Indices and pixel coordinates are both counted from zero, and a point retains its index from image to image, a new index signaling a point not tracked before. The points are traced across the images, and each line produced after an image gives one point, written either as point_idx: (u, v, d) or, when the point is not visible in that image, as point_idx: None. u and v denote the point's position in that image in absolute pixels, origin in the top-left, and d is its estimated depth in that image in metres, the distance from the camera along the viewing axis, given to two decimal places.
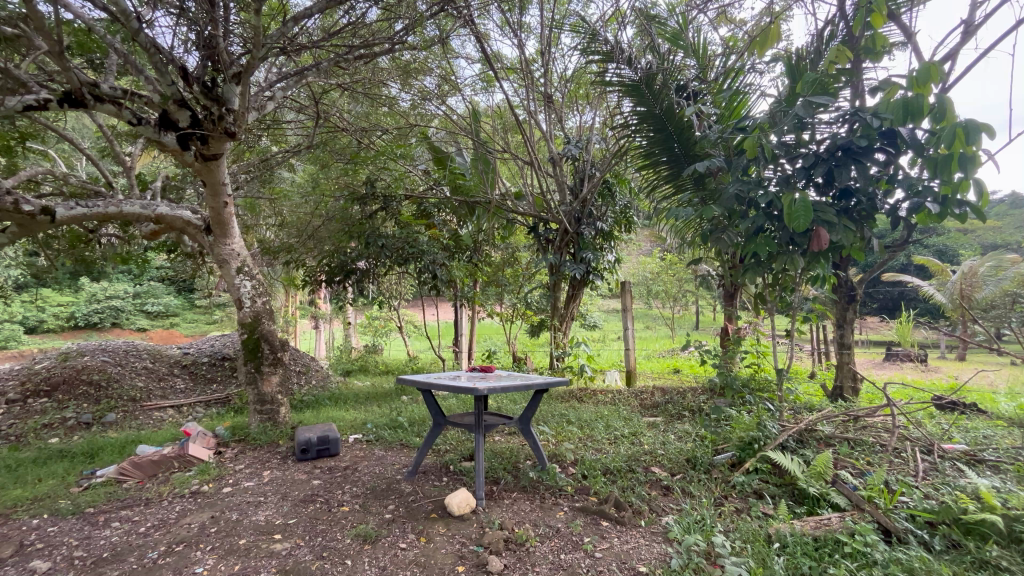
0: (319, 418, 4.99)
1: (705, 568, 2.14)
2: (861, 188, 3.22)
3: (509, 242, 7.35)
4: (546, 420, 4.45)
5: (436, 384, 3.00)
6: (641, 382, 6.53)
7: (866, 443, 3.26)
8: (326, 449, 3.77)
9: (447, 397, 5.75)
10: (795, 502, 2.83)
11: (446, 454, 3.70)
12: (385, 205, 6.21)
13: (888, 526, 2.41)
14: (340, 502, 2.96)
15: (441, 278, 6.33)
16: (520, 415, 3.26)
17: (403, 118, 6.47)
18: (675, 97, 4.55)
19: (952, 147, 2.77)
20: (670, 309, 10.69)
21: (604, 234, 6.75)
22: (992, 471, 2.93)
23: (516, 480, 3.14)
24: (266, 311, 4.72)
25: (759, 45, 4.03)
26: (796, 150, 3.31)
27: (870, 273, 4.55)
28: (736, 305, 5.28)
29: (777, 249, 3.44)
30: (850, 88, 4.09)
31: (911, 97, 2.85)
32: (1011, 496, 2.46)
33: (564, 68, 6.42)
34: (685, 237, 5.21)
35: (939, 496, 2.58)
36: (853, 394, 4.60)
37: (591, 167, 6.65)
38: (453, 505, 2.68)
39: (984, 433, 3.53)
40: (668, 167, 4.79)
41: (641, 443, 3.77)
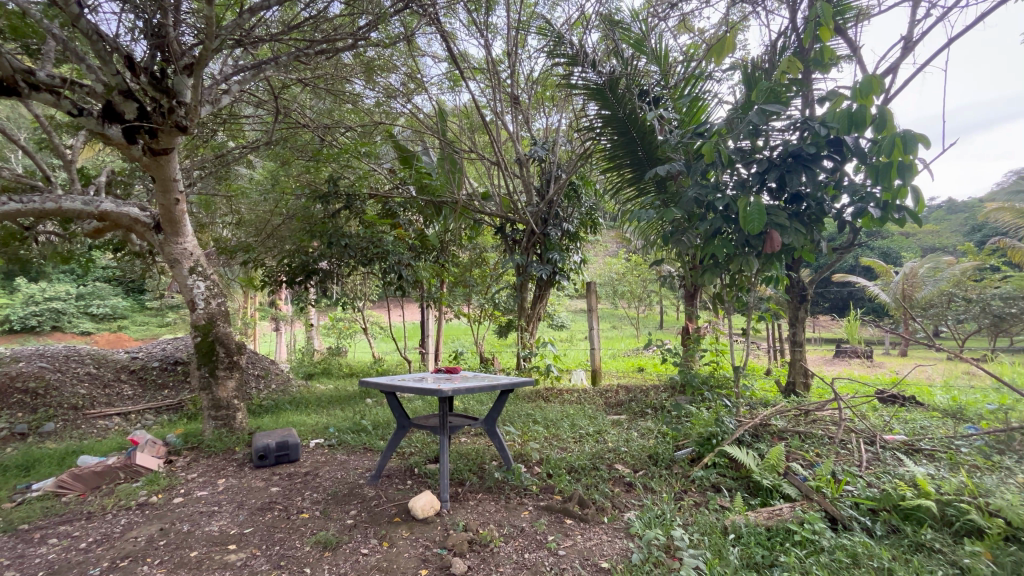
0: (279, 423, 4.83)
1: (665, 562, 2.20)
2: (811, 193, 3.38)
3: (476, 243, 7.33)
4: (512, 421, 4.47)
5: (400, 386, 2.95)
6: (606, 381, 6.63)
7: (815, 436, 3.41)
8: (285, 455, 3.66)
9: (412, 399, 5.68)
10: (750, 494, 2.93)
11: (411, 456, 3.65)
12: (348, 204, 6.05)
13: (834, 514, 2.53)
14: (299, 509, 2.87)
15: (407, 279, 6.25)
16: (486, 416, 3.26)
17: (367, 116, 6.36)
18: (638, 102, 4.66)
19: (892, 156, 2.95)
20: (635, 309, 10.90)
21: (570, 235, 6.83)
22: (927, 459, 3.13)
23: (481, 481, 3.14)
24: (221, 313, 4.53)
25: (717, 53, 4.18)
26: (752, 156, 3.44)
27: (819, 274, 4.79)
28: (696, 305, 5.45)
29: (734, 251, 3.56)
30: (801, 97, 4.28)
31: (856, 108, 3.02)
32: (944, 483, 2.63)
33: (531, 70, 6.48)
34: (649, 238, 5.34)
35: (881, 484, 2.74)
36: (805, 389, 4.81)
37: (558, 168, 6.72)
38: (417, 509, 2.64)
39: (921, 424, 3.78)
40: (632, 170, 4.91)
41: (606, 441, 3.83)
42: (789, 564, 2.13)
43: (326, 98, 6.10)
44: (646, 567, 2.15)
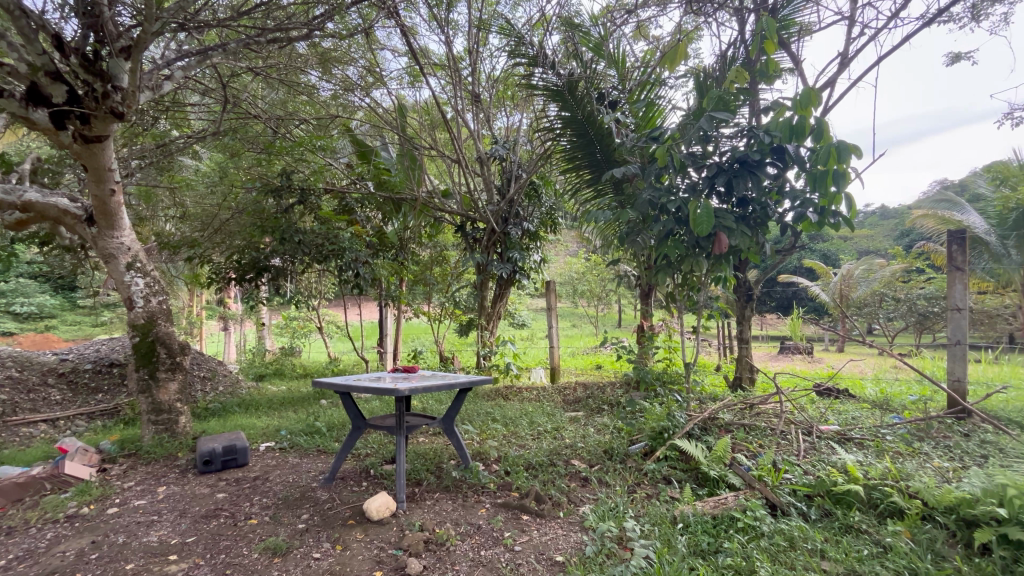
0: (226, 427, 4.63)
1: (617, 553, 2.26)
2: (756, 197, 3.55)
3: (437, 241, 7.24)
4: (472, 419, 4.46)
5: (355, 386, 2.89)
6: (565, 378, 6.72)
7: (758, 427, 3.60)
8: (232, 460, 3.50)
9: (369, 399, 5.57)
10: (698, 484, 3.05)
11: (367, 457, 3.59)
12: (303, 200, 5.85)
13: (774, 501, 2.68)
14: (247, 515, 2.76)
15: (365, 277, 6.12)
16: (444, 415, 3.24)
17: (323, 109, 6.21)
18: (596, 104, 4.77)
19: (828, 164, 3.15)
20: (594, 308, 11.10)
21: (530, 234, 6.89)
22: (858, 447, 3.36)
23: (439, 481, 3.12)
24: (163, 311, 4.28)
25: (671, 61, 4.33)
26: (703, 160, 3.57)
27: (765, 274, 5.04)
28: (650, 304, 5.63)
29: (686, 251, 3.70)
30: (748, 107, 4.49)
31: (796, 117, 3.21)
32: (871, 468, 2.84)
33: (492, 68, 6.48)
34: (606, 238, 5.46)
35: (816, 471, 2.92)
36: (750, 383, 5.06)
37: (518, 168, 6.76)
38: (372, 510, 2.60)
39: (852, 415, 4.06)
40: (590, 171, 5.02)
41: (563, 437, 3.91)
42: (732, 550, 2.24)
43: (279, 88, 5.88)
44: (600, 559, 2.20)
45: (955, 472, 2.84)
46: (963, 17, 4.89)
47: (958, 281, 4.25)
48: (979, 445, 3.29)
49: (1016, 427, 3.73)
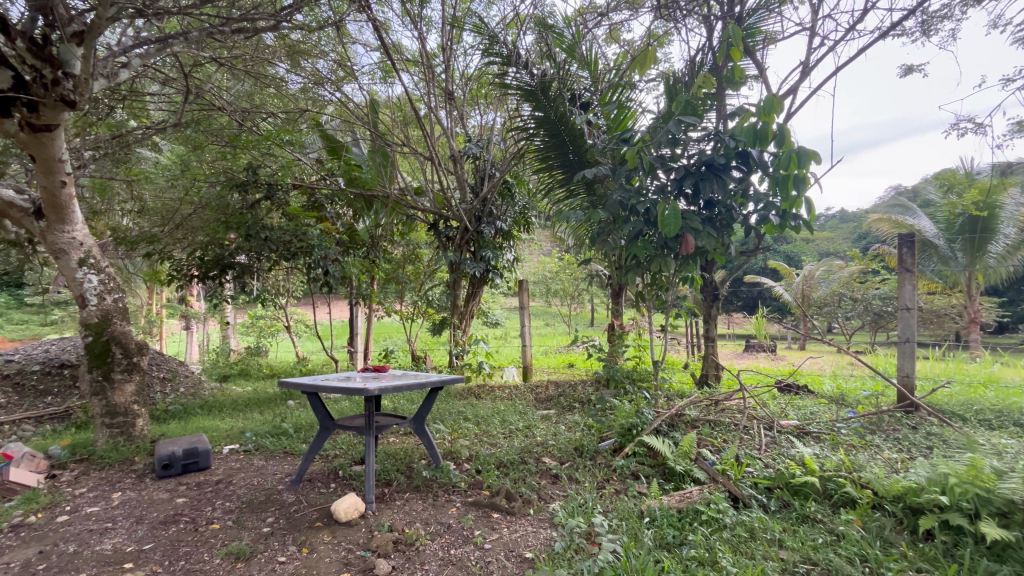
0: (188, 429, 4.47)
1: (585, 548, 2.30)
2: (722, 200, 3.65)
3: (409, 239, 7.18)
4: (443, 418, 4.44)
5: (323, 386, 2.84)
6: (537, 377, 6.77)
7: (723, 423, 3.71)
8: (193, 463, 3.39)
9: (339, 399, 5.47)
10: (664, 479, 3.12)
11: (335, 458, 3.53)
12: (269, 195, 5.68)
13: (736, 494, 2.78)
14: (209, 520, 2.68)
15: (334, 275, 6.00)
16: (414, 415, 3.21)
17: (292, 102, 6.05)
18: (568, 105, 4.82)
19: (789, 169, 3.27)
20: (567, 307, 11.20)
21: (503, 233, 6.90)
22: (815, 440, 3.51)
23: (409, 481, 3.10)
24: (119, 309, 4.10)
25: (641, 65, 4.41)
26: (671, 163, 3.66)
27: (730, 274, 5.19)
28: (621, 304, 5.73)
29: (654, 252, 3.79)
30: (715, 112, 4.62)
31: (759, 122, 3.32)
32: (827, 461, 2.96)
33: (466, 66, 6.45)
34: (578, 238, 5.52)
35: (775, 464, 3.03)
36: (716, 380, 5.20)
37: (492, 167, 6.76)
38: (340, 512, 2.56)
39: (811, 410, 4.24)
40: (563, 171, 5.07)
41: (534, 435, 3.93)
42: (695, 542, 2.31)
43: (245, 80, 5.71)
44: (568, 554, 2.23)
45: (902, 463, 3.01)
46: (915, 32, 5.16)
47: (908, 282, 4.49)
48: (924, 437, 3.49)
49: (958, 420, 3.97)
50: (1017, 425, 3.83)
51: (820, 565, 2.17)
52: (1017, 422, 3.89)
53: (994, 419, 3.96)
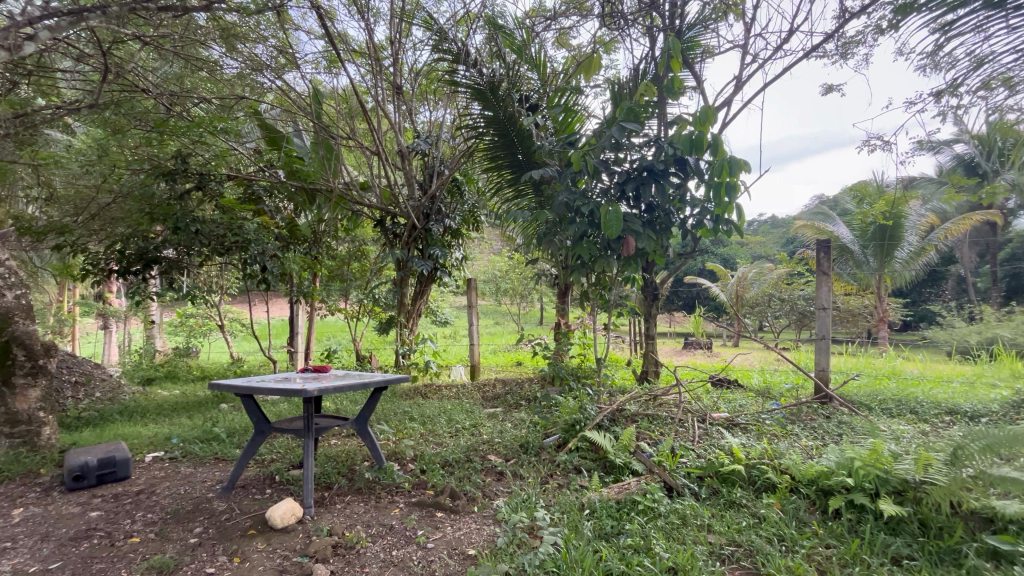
0: (105, 437, 4.12)
1: (527, 542, 2.34)
2: (660, 204, 3.81)
3: (355, 235, 7.02)
4: (388, 419, 4.36)
5: (258, 387, 2.72)
6: (484, 376, 6.79)
7: (660, 417, 3.89)
8: (110, 473, 3.13)
9: (277, 402, 5.23)
10: (605, 472, 3.23)
11: (272, 463, 3.38)
12: (201, 185, 5.38)
13: (671, 483, 2.93)
14: (127, 534, 2.49)
15: (273, 271, 5.66)
16: (357, 416, 3.14)
17: (227, 87, 5.70)
18: (517, 105, 4.87)
19: (721, 176, 3.47)
20: (517, 306, 11.29)
21: (451, 231, 6.86)
22: (742, 431, 3.76)
23: (350, 483, 3.02)
24: (21, 306, 3.72)
25: (587, 70, 4.54)
26: (613, 167, 3.80)
27: (669, 275, 5.44)
28: (567, 303, 5.86)
29: (598, 253, 3.93)
30: (658, 119, 4.82)
31: (695, 132, 3.50)
32: (751, 450, 3.18)
33: (415, 60, 6.33)
34: (526, 237, 5.57)
35: (706, 454, 3.22)
36: (655, 376, 5.44)
37: (440, 164, 6.71)
38: (275, 518, 2.46)
39: (739, 403, 4.54)
40: (511, 171, 5.15)
41: (480, 433, 3.95)
42: (632, 531, 2.41)
43: (174, 61, 5.25)
44: (511, 549, 2.27)
45: (816, 449, 3.29)
46: (834, 54, 5.63)
47: (825, 284, 4.91)
48: (836, 425, 3.83)
49: (864, 409, 4.39)
50: (912, 412, 4.29)
51: (743, 546, 2.34)
52: (913, 410, 4.35)
53: (894, 407, 4.42)
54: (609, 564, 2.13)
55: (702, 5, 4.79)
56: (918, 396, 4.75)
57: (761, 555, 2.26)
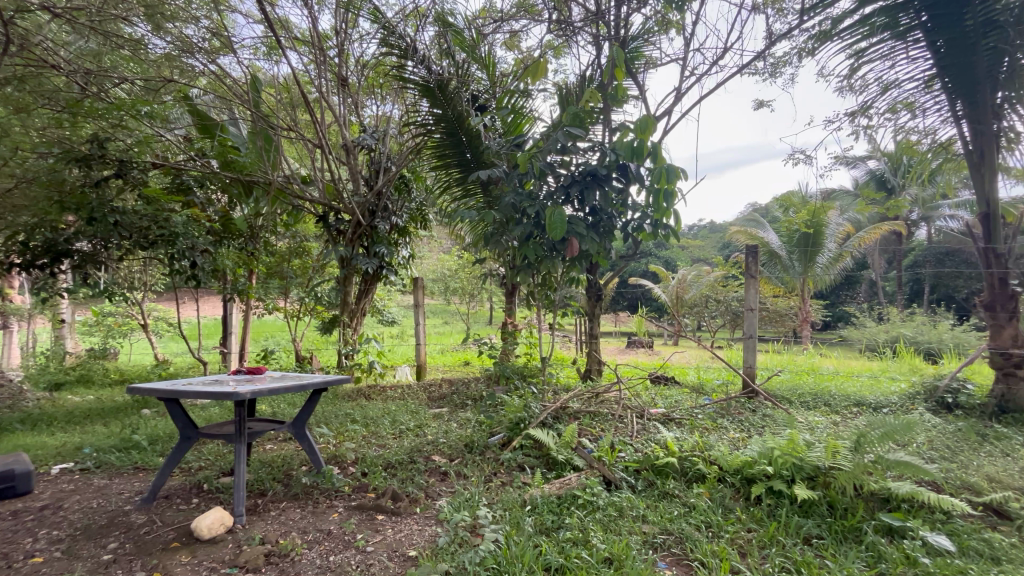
0: (3, 448, 3.71)
1: (469, 540, 2.34)
2: (603, 208, 3.93)
3: (295, 231, 6.74)
4: (328, 421, 4.22)
5: (183, 391, 2.56)
6: (430, 375, 6.72)
7: (601, 414, 4.03)
8: (8, 488, 2.83)
9: (207, 406, 4.93)
10: (548, 469, 3.30)
11: (199, 471, 3.19)
12: (121, 173, 4.90)
13: (609, 477, 3.04)
14: (29, 553, 2.27)
15: (204, 268, 5.33)
16: (294, 419, 3.03)
17: (153, 69, 5.31)
18: (466, 105, 4.88)
19: (660, 183, 3.63)
20: (466, 305, 11.24)
21: (398, 229, 6.73)
22: (677, 425, 3.97)
23: (286, 489, 2.91)
24: None
25: (535, 74, 4.63)
26: (559, 170, 3.88)
27: (612, 277, 5.63)
28: (514, 303, 5.93)
29: (543, 254, 4.00)
30: (603, 125, 4.97)
31: (636, 139, 3.65)
32: (684, 443, 3.36)
33: (362, 52, 6.14)
34: (474, 236, 5.58)
35: (643, 448, 3.36)
36: (598, 374, 5.61)
37: (387, 160, 6.56)
38: (202, 528, 2.33)
39: (676, 399, 4.77)
40: (459, 170, 5.16)
41: (425, 434, 3.92)
42: (571, 525, 2.48)
43: (90, 36, 4.77)
44: (452, 547, 2.27)
45: (742, 440, 3.52)
46: (765, 72, 6.04)
47: (753, 286, 5.26)
48: (760, 417, 4.12)
49: (786, 402, 4.75)
50: (826, 404, 4.70)
51: (674, 533, 2.48)
52: (827, 402, 4.76)
53: (812, 400, 4.81)
54: (548, 558, 2.18)
55: (646, 17, 5.00)
56: (833, 389, 5.19)
57: (690, 541, 2.40)
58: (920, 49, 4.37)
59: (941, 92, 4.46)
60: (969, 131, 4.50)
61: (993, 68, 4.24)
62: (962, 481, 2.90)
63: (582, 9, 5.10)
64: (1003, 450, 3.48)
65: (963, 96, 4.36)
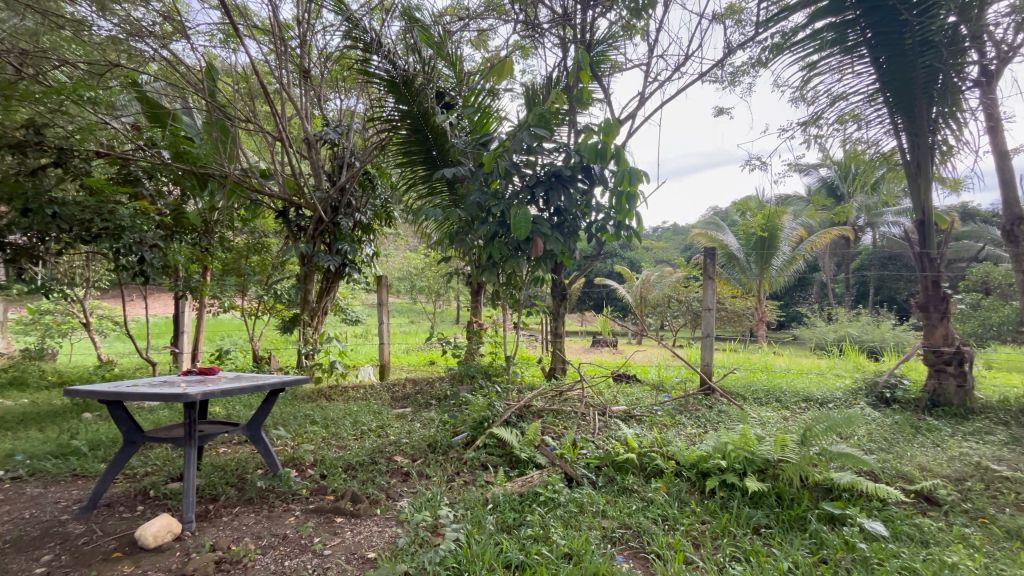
0: None
1: (429, 540, 2.33)
2: (568, 208, 3.97)
3: (254, 227, 6.51)
4: (286, 423, 4.10)
5: (127, 393, 2.42)
6: (394, 375, 6.63)
7: (564, 412, 4.08)
8: None
9: (154, 408, 4.69)
10: (510, 467, 3.32)
11: (145, 477, 3.03)
12: (60, 162, 4.50)
13: (571, 474, 3.08)
14: None
15: (153, 264, 5.06)
16: (249, 421, 2.92)
17: (98, 52, 5.02)
18: (432, 102, 4.84)
19: (623, 184, 3.69)
20: (432, 304, 11.14)
21: (362, 226, 6.60)
22: (637, 422, 4.07)
23: (240, 494, 2.81)
24: None
25: (501, 73, 4.63)
26: (524, 170, 3.90)
27: (577, 276, 5.70)
28: (480, 302, 5.92)
29: (508, 254, 4.02)
30: (568, 126, 5.03)
31: (600, 142, 3.71)
32: (643, 439, 3.45)
33: (326, 44, 5.98)
34: (440, 234, 5.54)
35: (605, 444, 3.43)
36: (562, 372, 5.68)
37: (351, 155, 6.42)
38: (147, 537, 2.22)
39: (637, 396, 4.89)
40: (425, 167, 5.12)
41: (387, 434, 3.87)
42: (532, 522, 2.51)
43: (25, 13, 4.52)
44: (412, 548, 2.25)
45: (698, 436, 3.65)
46: (726, 80, 6.25)
47: (710, 287, 5.45)
48: (716, 413, 4.28)
49: (740, 399, 4.95)
50: (777, 400, 4.93)
51: (632, 528, 2.54)
52: (778, 398, 4.99)
53: (764, 396, 5.02)
54: (508, 555, 2.19)
55: (611, 21, 5.10)
56: (783, 386, 5.45)
57: (646, 534, 2.47)
58: (864, 64, 4.63)
59: (883, 105, 4.74)
60: (908, 142, 4.80)
61: (930, 84, 4.53)
62: (897, 470, 3.10)
63: (549, 11, 5.14)
64: (933, 441, 3.74)
65: (903, 110, 4.66)
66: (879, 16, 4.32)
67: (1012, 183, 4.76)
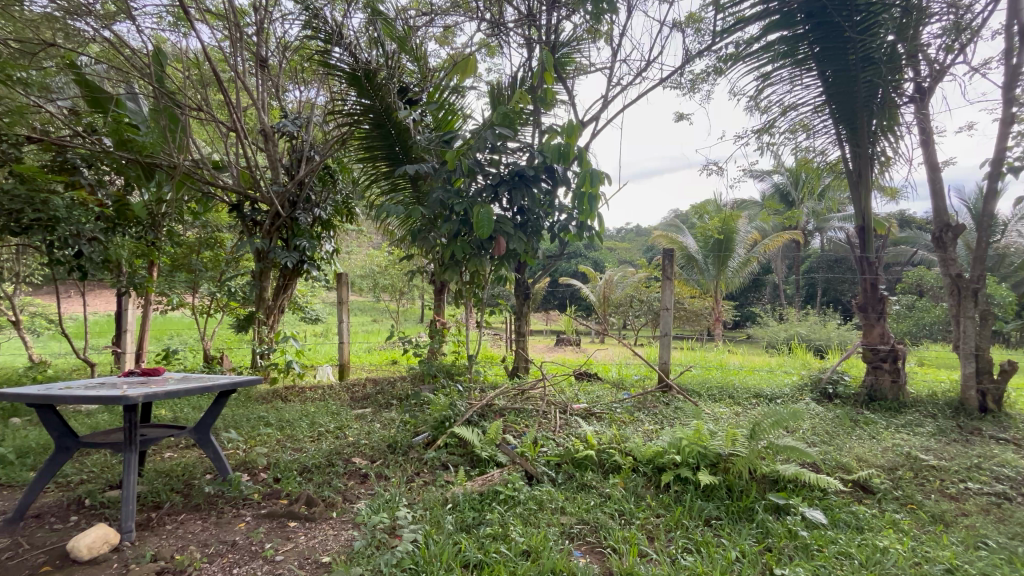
0: None
1: (386, 542, 2.29)
2: (531, 208, 3.99)
3: (205, 220, 6.22)
4: (238, 425, 3.94)
5: (59, 395, 2.26)
6: (354, 375, 6.48)
7: (525, 410, 4.10)
8: None
9: (92, 411, 4.40)
10: (471, 466, 3.30)
11: (80, 485, 2.85)
12: None
13: (531, 472, 3.10)
14: None
15: (91, 258, 4.73)
16: (196, 424, 2.79)
17: (31, 30, 4.66)
18: (395, 98, 4.77)
19: (584, 185, 3.74)
20: (396, 303, 10.97)
21: (322, 221, 6.41)
22: (597, 419, 4.14)
23: (185, 500, 2.68)
24: None
25: (466, 71, 4.61)
26: (488, 169, 3.90)
27: (540, 276, 5.74)
28: (443, 301, 5.86)
29: (471, 253, 4.01)
30: (532, 126, 5.07)
31: (563, 143, 3.75)
32: (602, 436, 3.52)
33: (284, 33, 5.77)
34: (402, 231, 5.45)
35: (565, 442, 3.47)
36: (524, 371, 5.71)
37: (310, 149, 6.22)
38: (79, 549, 2.09)
39: (597, 394, 4.97)
40: (387, 163, 5.05)
41: (345, 436, 3.78)
42: (492, 520, 2.51)
43: None
44: (368, 551, 2.21)
45: (654, 432, 3.76)
46: (686, 86, 6.45)
47: (669, 287, 5.62)
48: (672, 410, 4.42)
49: (696, 396, 5.13)
50: (730, 396, 5.13)
51: (590, 523, 2.58)
52: (731, 394, 5.20)
53: (717, 393, 5.22)
54: (466, 554, 2.19)
55: (576, 24, 5.16)
56: (736, 382, 5.68)
57: (603, 529, 2.52)
58: (812, 76, 4.88)
59: (829, 116, 5.01)
60: (851, 152, 5.09)
61: (870, 98, 4.83)
62: (836, 461, 3.29)
63: (515, 11, 5.14)
64: (870, 433, 3.99)
65: (846, 121, 4.94)
66: (825, 31, 4.56)
67: (941, 193, 5.12)
